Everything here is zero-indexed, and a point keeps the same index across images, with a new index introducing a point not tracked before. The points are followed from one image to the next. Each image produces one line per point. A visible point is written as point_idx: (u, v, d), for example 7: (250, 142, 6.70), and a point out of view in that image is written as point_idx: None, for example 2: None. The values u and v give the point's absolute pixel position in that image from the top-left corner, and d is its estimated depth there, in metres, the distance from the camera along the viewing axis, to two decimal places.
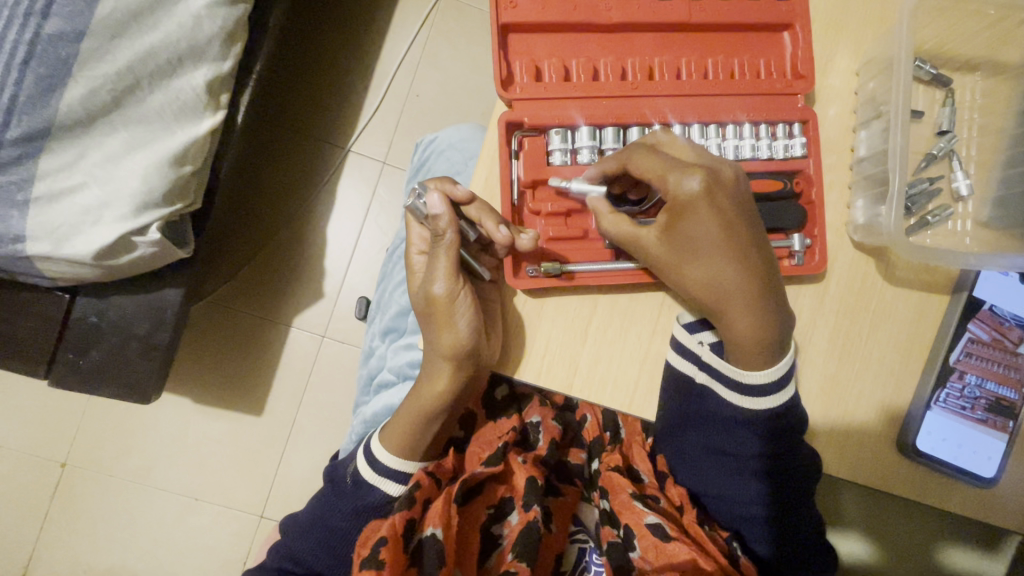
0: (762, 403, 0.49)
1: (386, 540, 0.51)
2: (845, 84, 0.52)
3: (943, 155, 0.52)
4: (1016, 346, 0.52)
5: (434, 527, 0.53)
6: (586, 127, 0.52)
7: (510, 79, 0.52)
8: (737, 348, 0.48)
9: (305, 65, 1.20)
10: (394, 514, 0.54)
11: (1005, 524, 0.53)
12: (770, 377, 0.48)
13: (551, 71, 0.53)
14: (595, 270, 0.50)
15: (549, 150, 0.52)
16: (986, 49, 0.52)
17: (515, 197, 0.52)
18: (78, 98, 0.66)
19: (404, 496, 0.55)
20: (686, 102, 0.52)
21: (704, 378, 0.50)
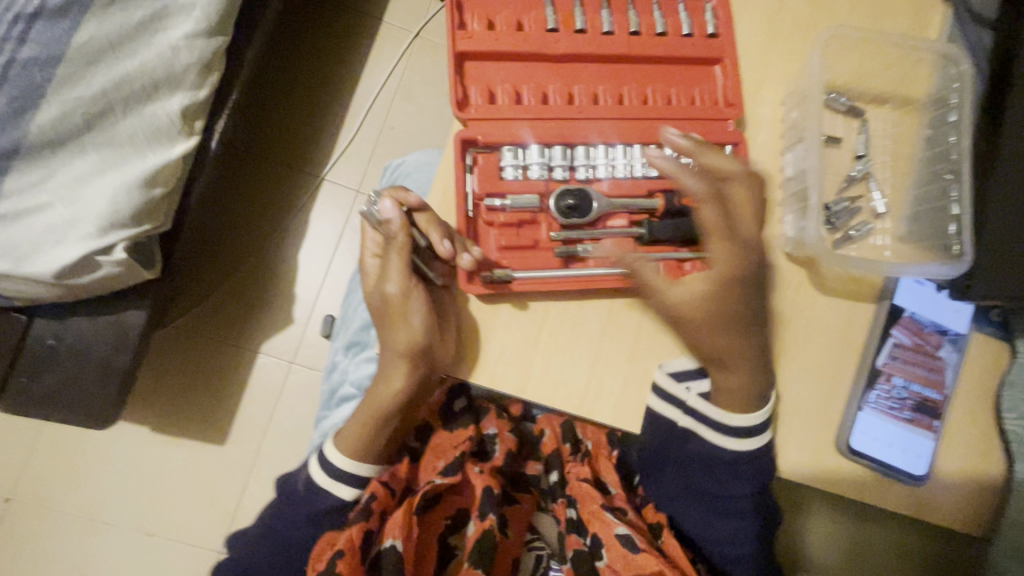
0: (744, 443, 0.54)
1: (344, 554, 0.52)
2: (772, 112, 0.58)
3: (861, 177, 0.58)
4: (936, 350, 0.57)
5: (394, 539, 0.55)
6: (536, 145, 0.55)
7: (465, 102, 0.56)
8: (732, 389, 0.52)
9: (281, 96, 1.24)
10: (352, 527, 0.55)
11: (935, 519, 0.56)
12: (749, 422, 0.53)
13: (503, 94, 0.57)
14: (543, 276, 0.52)
15: (500, 166, 0.55)
16: (893, 85, 0.59)
17: (469, 208, 0.54)
18: (51, 121, 0.68)
19: (361, 509, 0.56)
20: (628, 126, 0.57)
21: (691, 422, 0.55)
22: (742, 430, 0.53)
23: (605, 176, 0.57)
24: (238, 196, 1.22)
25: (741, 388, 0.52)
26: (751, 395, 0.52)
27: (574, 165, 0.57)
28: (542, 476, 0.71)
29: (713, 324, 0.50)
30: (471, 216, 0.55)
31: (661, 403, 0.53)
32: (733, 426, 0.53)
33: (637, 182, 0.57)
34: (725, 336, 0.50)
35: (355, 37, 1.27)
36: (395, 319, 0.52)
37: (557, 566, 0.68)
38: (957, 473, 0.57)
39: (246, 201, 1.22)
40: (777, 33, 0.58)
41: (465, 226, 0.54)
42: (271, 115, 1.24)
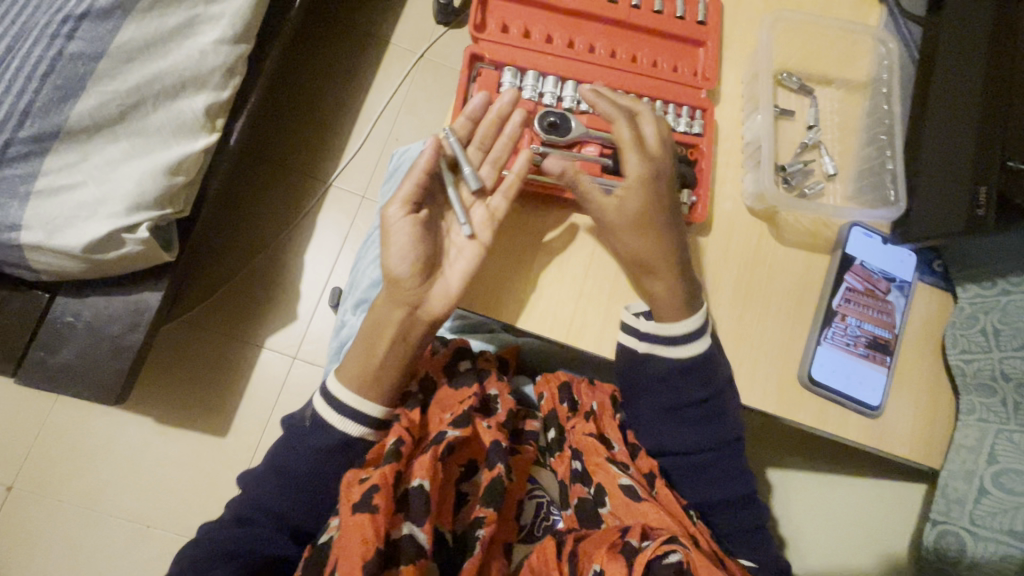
0: (686, 350, 0.59)
1: (379, 488, 0.56)
2: (734, 89, 0.66)
3: (812, 144, 0.66)
4: (884, 294, 0.63)
5: (421, 479, 0.60)
6: (533, 73, 0.61)
7: (481, 25, 0.61)
8: (663, 312, 0.59)
9: (296, 104, 1.35)
10: (384, 466, 0.59)
11: (888, 453, 0.61)
12: (688, 325, 0.58)
13: (515, 28, 0.62)
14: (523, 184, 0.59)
15: (499, 81, 0.60)
16: (836, 69, 0.68)
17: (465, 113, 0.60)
18: (89, 109, 0.76)
19: (391, 450, 0.60)
20: (613, 75, 0.62)
21: (646, 346, 0.59)
22: (683, 337, 0.59)
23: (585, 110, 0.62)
24: (251, 192, 1.30)
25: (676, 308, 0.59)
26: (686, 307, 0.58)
27: (562, 96, 0.61)
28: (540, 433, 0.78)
29: (641, 250, 0.57)
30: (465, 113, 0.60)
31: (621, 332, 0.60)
32: (674, 336, 0.59)
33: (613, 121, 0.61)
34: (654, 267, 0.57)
35: (364, 54, 1.38)
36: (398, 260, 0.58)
37: (557, 511, 0.73)
38: (909, 410, 0.62)
39: (258, 198, 1.30)
40: (736, 24, 0.67)
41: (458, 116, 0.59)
42: (284, 121, 1.34)
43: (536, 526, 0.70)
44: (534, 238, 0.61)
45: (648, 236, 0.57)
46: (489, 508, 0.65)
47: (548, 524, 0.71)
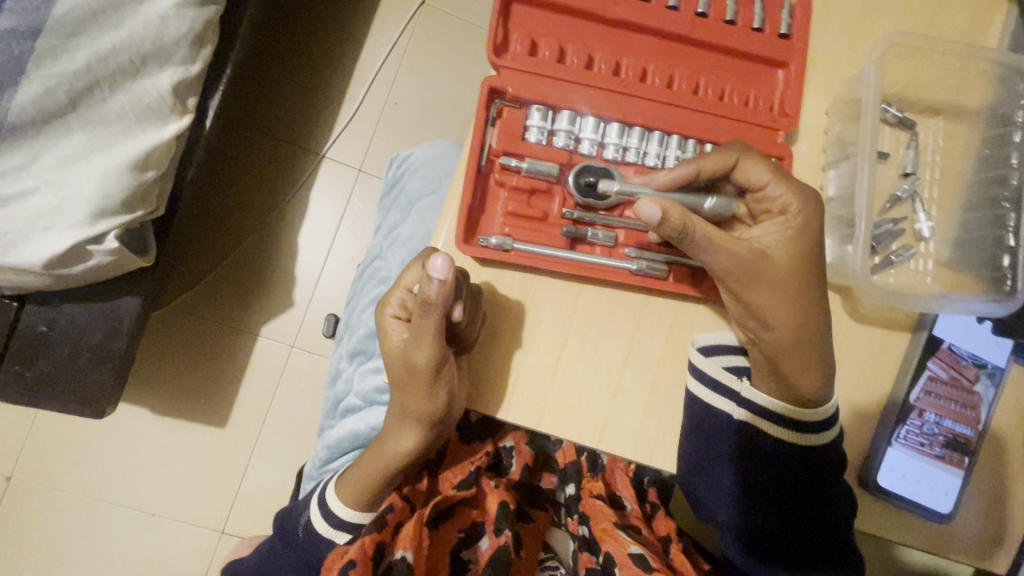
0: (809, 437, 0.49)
1: (354, 564, 0.49)
2: (817, 123, 0.53)
3: (906, 197, 0.53)
4: (971, 384, 0.54)
5: (404, 550, 0.51)
6: (568, 111, 0.48)
7: (502, 46, 0.48)
8: (792, 384, 0.48)
9: (281, 65, 1.17)
10: (363, 538, 0.52)
11: (959, 558, 0.54)
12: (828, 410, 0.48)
13: (547, 49, 0.48)
14: (531, 251, 0.48)
15: (526, 125, 0.48)
16: (945, 95, 0.54)
17: (482, 162, 0.47)
18: (31, 98, 0.61)
19: (375, 518, 0.54)
20: (670, 112, 0.49)
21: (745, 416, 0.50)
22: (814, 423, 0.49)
23: (633, 161, 0.49)
24: (234, 166, 1.14)
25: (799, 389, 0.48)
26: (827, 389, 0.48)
27: (603, 142, 0.49)
28: (558, 490, 0.69)
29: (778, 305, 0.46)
30: (482, 171, 0.48)
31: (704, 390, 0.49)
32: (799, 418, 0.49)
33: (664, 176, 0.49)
34: (790, 327, 0.47)
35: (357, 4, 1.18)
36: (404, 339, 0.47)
37: None
38: (982, 510, 0.55)
39: (242, 173, 1.15)
40: (828, 33, 0.52)
41: (474, 181, 0.47)
42: (268, 86, 1.16)
43: None
44: (570, 306, 0.50)
45: (807, 288, 0.47)
46: None
47: None
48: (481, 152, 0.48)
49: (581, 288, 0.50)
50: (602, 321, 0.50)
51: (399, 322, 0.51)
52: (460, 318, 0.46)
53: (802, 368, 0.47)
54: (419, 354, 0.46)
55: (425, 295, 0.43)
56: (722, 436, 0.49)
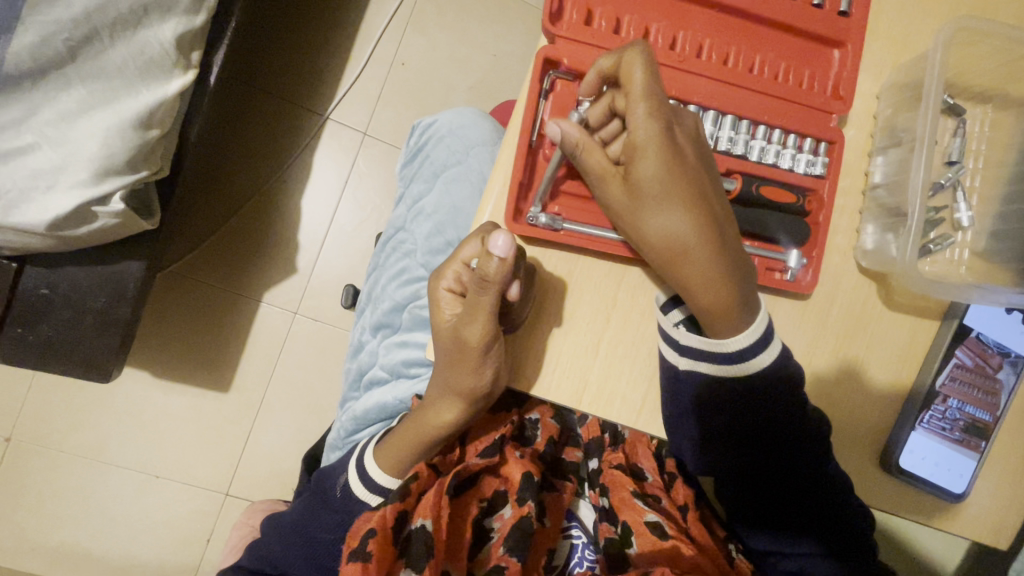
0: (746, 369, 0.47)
1: (375, 533, 0.50)
2: (866, 107, 0.52)
3: (949, 186, 0.53)
4: (994, 371, 0.55)
5: (424, 518, 0.52)
6: None
7: (559, 14, 0.46)
8: (704, 312, 0.46)
9: (285, 18, 1.11)
10: (386, 506, 0.53)
11: (966, 534, 0.57)
12: (749, 338, 0.46)
13: (603, 19, 0.46)
14: (581, 231, 0.48)
15: (579, 99, 0.46)
16: (995, 83, 0.53)
17: (533, 137, 0.47)
18: (28, 47, 0.57)
19: (399, 486, 0.54)
20: (725, 91, 0.48)
21: (689, 363, 0.47)
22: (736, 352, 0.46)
23: None
24: (236, 125, 1.10)
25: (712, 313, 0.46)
26: (743, 309, 0.45)
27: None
28: (582, 463, 0.69)
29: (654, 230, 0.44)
30: (533, 147, 0.47)
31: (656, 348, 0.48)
32: (726, 351, 0.46)
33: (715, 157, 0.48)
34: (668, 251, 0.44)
35: None
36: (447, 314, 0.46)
37: (591, 557, 0.64)
38: (995, 492, 0.57)
39: (245, 132, 1.10)
40: (883, 14, 0.51)
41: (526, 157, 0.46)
42: (272, 41, 1.10)
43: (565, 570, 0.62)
44: (614, 287, 0.49)
45: (657, 210, 0.43)
46: (511, 556, 0.55)
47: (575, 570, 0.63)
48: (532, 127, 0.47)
49: (627, 268, 0.49)
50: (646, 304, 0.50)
51: (452, 296, 0.50)
52: (516, 297, 0.45)
53: (698, 284, 0.45)
54: (471, 330, 0.46)
55: (483, 273, 0.43)
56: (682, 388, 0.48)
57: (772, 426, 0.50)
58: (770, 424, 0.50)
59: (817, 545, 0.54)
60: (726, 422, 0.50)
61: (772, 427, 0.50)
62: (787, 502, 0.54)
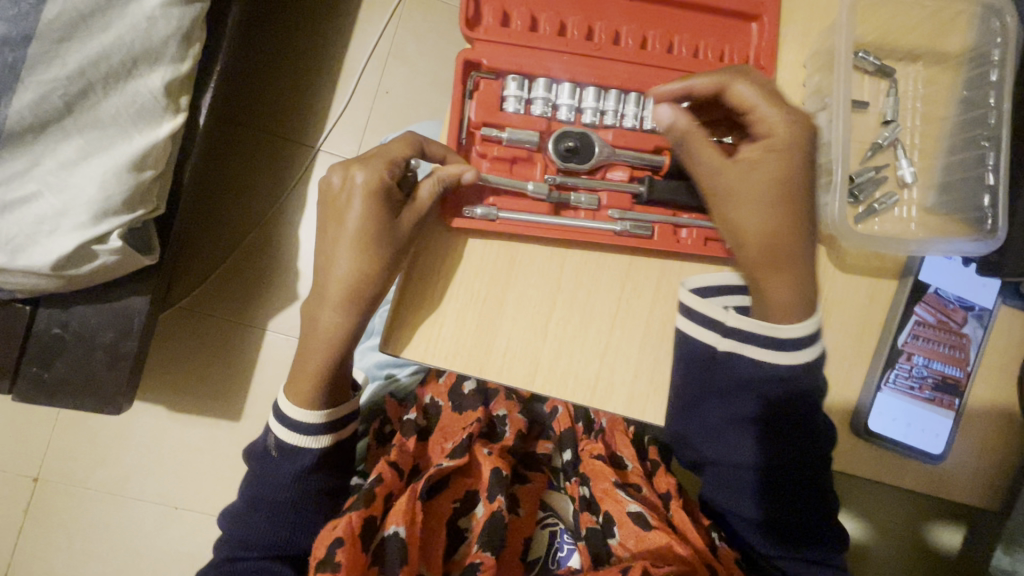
0: (789, 358, 0.49)
1: (342, 542, 0.50)
2: (795, 75, 0.53)
3: (888, 145, 0.53)
4: (960, 326, 0.55)
5: (397, 525, 0.53)
6: (543, 79, 0.49)
7: (475, 19, 0.49)
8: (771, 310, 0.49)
9: (267, 57, 1.16)
10: (351, 512, 0.53)
11: (954, 498, 0.55)
12: (804, 330, 0.48)
13: (518, 20, 0.50)
14: (515, 219, 0.49)
15: (503, 96, 0.49)
16: (927, 40, 0.54)
17: (462, 136, 0.49)
18: (28, 104, 0.63)
19: (363, 493, 0.54)
20: (644, 73, 0.50)
21: (727, 346, 0.50)
22: (791, 344, 0.49)
23: (612, 124, 0.51)
24: (231, 161, 1.15)
25: (784, 303, 0.48)
26: (805, 301, 0.48)
27: (581, 107, 0.50)
28: (554, 455, 0.70)
29: (759, 223, 0.47)
30: (463, 145, 0.50)
31: (693, 325, 0.50)
32: (763, 338, 0.49)
33: (641, 136, 0.51)
34: (768, 241, 0.48)
35: None
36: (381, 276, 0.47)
37: (571, 541, 0.64)
38: (976, 452, 0.56)
39: (240, 167, 1.15)
40: None
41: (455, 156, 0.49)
42: (257, 79, 1.16)
43: (548, 559, 0.63)
44: (557, 269, 0.51)
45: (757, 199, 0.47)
46: (485, 552, 0.55)
47: (559, 556, 0.63)
48: (462, 127, 0.49)
49: (565, 252, 0.51)
50: (586, 287, 0.51)
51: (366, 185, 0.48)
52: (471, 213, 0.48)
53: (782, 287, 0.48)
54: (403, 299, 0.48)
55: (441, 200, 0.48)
56: (716, 369, 0.51)
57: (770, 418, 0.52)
58: (770, 410, 0.51)
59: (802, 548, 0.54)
60: (720, 404, 0.52)
61: (772, 414, 0.52)
62: (789, 506, 0.54)
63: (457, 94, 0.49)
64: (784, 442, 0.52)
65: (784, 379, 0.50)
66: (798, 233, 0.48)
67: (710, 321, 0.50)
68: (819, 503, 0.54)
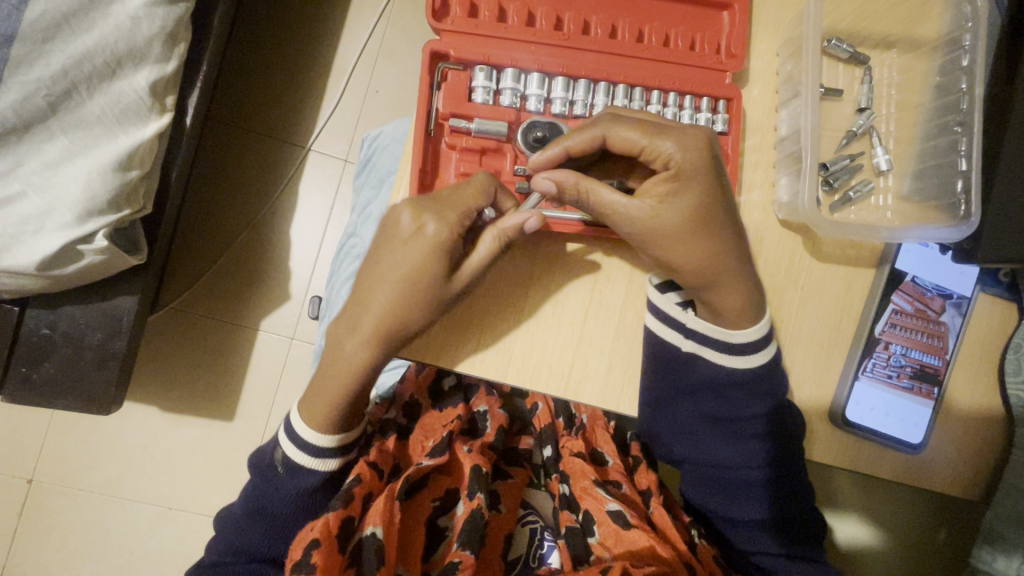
0: (750, 363, 0.50)
1: (319, 542, 0.50)
2: (768, 64, 0.53)
3: (863, 132, 0.53)
4: (938, 314, 0.54)
5: (374, 526, 0.52)
6: (512, 69, 0.49)
7: (442, 9, 0.49)
8: (730, 318, 0.49)
9: (254, 56, 1.16)
10: (329, 513, 0.52)
11: (936, 488, 0.55)
12: (756, 334, 0.49)
13: (486, 10, 0.50)
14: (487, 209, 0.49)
15: (471, 87, 0.49)
16: (898, 29, 0.54)
17: (430, 127, 0.49)
18: (12, 104, 0.63)
19: (342, 493, 0.54)
20: (614, 62, 0.50)
21: (692, 346, 0.51)
22: (756, 343, 0.49)
23: (583, 114, 0.50)
24: (219, 161, 1.15)
25: (734, 315, 0.49)
26: (754, 308, 0.48)
27: (550, 97, 0.50)
28: (535, 450, 0.71)
29: (680, 255, 0.46)
30: (432, 137, 0.49)
31: (659, 325, 0.50)
32: (731, 340, 0.50)
33: None
34: (697, 271, 0.47)
35: None
36: (378, 271, 0.46)
37: (552, 538, 0.64)
38: (959, 441, 0.55)
39: (228, 167, 1.15)
40: None
41: (422, 148, 0.48)
42: (243, 78, 1.16)
43: (529, 557, 0.62)
44: (529, 261, 0.51)
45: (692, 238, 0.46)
46: (464, 551, 0.54)
47: (541, 554, 0.63)
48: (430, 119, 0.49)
49: (536, 244, 0.51)
50: (561, 281, 0.51)
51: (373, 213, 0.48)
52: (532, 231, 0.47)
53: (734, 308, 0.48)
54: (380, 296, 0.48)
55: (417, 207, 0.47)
56: (686, 368, 0.51)
57: (758, 421, 0.52)
58: (766, 414, 0.51)
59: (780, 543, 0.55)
60: (699, 402, 0.53)
61: (768, 418, 0.51)
62: (770, 503, 0.54)
63: (426, 84, 0.49)
64: (770, 443, 0.53)
65: (746, 382, 0.51)
66: (730, 263, 0.47)
67: (669, 320, 0.50)
68: (794, 497, 0.55)
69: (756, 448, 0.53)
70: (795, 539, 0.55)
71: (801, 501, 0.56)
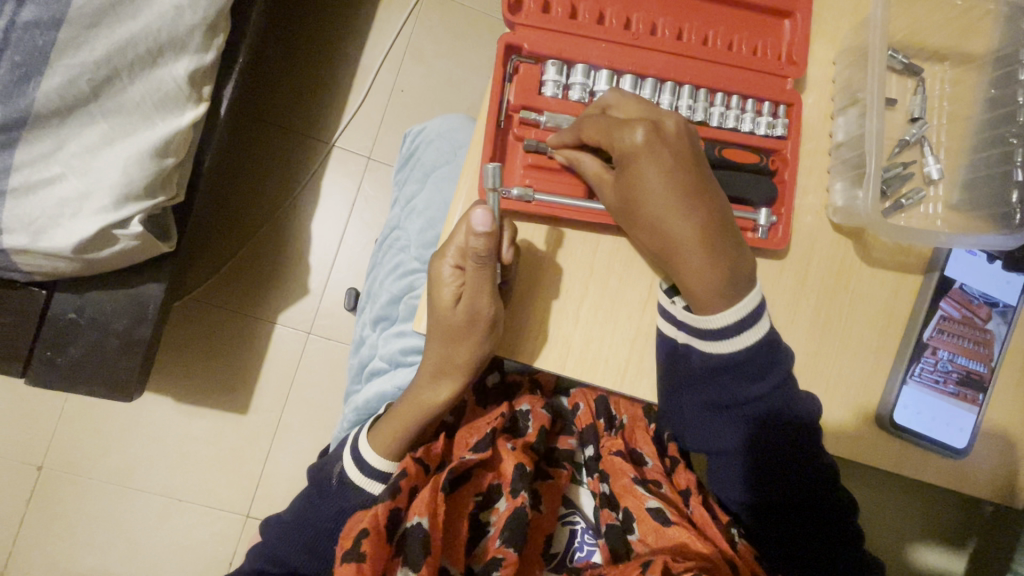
0: (732, 345, 0.49)
1: (368, 532, 0.50)
2: (825, 72, 0.54)
3: (915, 141, 0.55)
4: (984, 322, 0.56)
5: (420, 516, 0.52)
6: (582, 65, 0.50)
7: (518, 4, 0.50)
8: (694, 292, 0.47)
9: (287, 51, 1.17)
10: (377, 504, 0.52)
11: (976, 493, 0.56)
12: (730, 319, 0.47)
13: (559, 7, 0.51)
14: (552, 201, 0.50)
15: (542, 80, 0.50)
16: (951, 43, 0.55)
17: (501, 118, 0.50)
18: (56, 87, 0.63)
19: (389, 486, 0.54)
20: (680, 63, 0.51)
21: (685, 337, 0.50)
22: (732, 328, 0.48)
23: None
24: (246, 153, 1.15)
25: (702, 290, 0.47)
26: (724, 284, 0.46)
27: None
28: (576, 450, 0.70)
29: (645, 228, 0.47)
30: (502, 129, 0.50)
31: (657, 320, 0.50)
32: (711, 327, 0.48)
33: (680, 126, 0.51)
34: (663, 243, 0.46)
35: None
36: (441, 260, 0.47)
37: (592, 540, 0.65)
38: (997, 449, 0.56)
39: (255, 159, 1.16)
40: None
41: (493, 139, 0.49)
42: (274, 72, 1.17)
43: (567, 556, 0.64)
44: (591, 254, 0.52)
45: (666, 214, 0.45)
46: (507, 548, 0.55)
47: (578, 553, 0.64)
48: (500, 111, 0.50)
49: (599, 238, 0.52)
50: (620, 279, 0.52)
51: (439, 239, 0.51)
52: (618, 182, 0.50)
53: (697, 279, 0.46)
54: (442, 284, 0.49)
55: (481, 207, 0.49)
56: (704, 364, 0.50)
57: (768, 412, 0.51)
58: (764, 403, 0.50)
59: (807, 536, 0.54)
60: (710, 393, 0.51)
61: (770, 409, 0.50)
62: (797, 497, 0.54)
63: (497, 77, 0.50)
64: (782, 434, 0.51)
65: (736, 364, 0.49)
66: (707, 238, 0.45)
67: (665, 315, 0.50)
68: (825, 494, 0.54)
69: (772, 441, 0.52)
70: (825, 535, 0.54)
71: (829, 497, 0.55)
